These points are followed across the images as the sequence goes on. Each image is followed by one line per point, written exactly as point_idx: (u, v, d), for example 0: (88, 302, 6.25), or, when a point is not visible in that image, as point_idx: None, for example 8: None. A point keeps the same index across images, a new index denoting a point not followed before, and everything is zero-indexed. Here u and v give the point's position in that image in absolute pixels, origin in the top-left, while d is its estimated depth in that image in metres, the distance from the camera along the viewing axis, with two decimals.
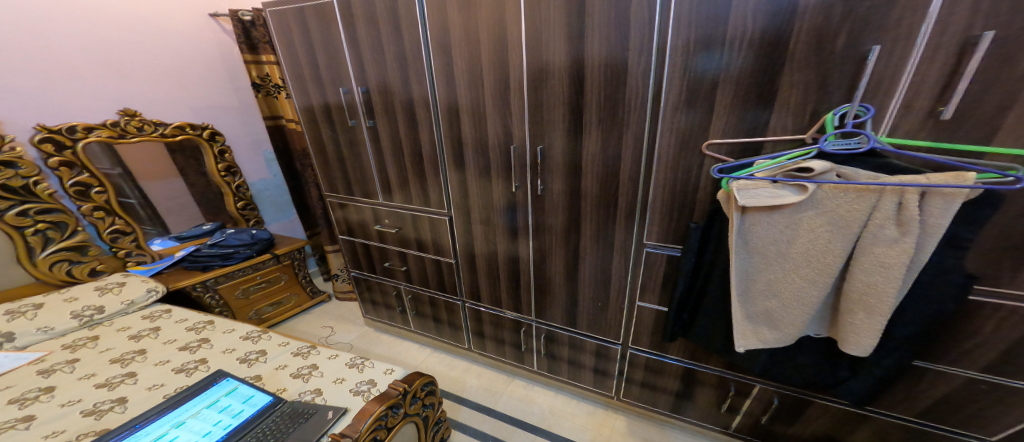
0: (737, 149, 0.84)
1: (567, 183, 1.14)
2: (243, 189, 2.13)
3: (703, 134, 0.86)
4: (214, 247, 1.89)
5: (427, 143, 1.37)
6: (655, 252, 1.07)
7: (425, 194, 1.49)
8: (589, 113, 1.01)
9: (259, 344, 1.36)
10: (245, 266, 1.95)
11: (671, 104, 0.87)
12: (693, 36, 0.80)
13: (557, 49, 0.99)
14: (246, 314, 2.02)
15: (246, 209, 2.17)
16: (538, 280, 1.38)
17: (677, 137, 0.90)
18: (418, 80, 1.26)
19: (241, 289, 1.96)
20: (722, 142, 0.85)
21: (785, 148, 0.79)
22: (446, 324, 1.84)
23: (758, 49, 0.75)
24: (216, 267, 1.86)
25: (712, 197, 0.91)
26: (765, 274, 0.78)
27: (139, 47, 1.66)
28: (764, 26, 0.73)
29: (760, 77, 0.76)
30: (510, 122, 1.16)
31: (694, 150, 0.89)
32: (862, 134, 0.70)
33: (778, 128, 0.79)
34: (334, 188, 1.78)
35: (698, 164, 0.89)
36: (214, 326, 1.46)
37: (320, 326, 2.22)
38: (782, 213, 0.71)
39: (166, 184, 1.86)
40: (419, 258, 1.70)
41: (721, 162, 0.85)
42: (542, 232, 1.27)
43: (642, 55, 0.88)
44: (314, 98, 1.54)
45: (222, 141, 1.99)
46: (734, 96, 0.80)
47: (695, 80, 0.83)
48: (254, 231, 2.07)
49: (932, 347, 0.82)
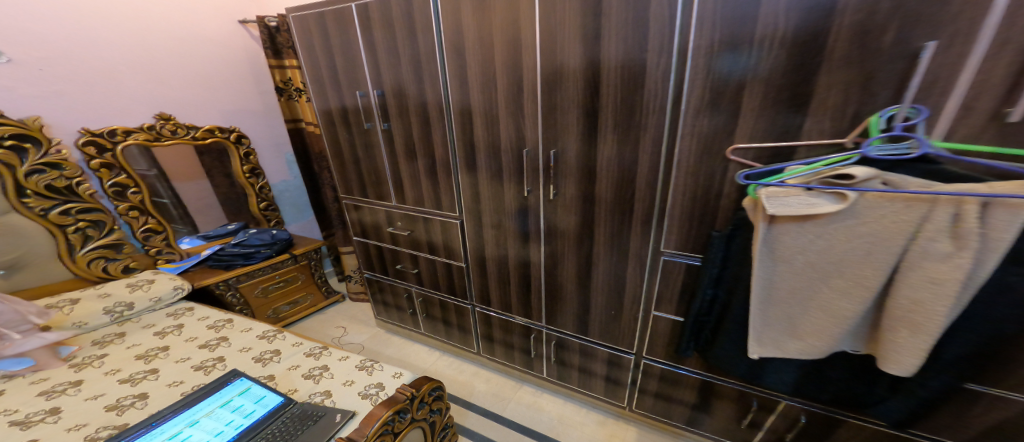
0: (766, 155, 0.77)
1: (580, 187, 1.10)
2: (265, 190, 2.19)
3: (727, 137, 0.80)
4: (236, 246, 1.94)
5: (439, 144, 1.36)
6: (672, 261, 1.01)
7: (437, 196, 1.48)
8: (605, 118, 0.98)
9: (274, 344, 1.37)
10: (265, 266, 1.98)
11: (694, 108, 0.82)
12: (719, 36, 0.74)
13: (573, 52, 0.96)
14: (264, 313, 2.06)
15: (268, 210, 2.22)
16: (549, 287, 1.34)
17: (698, 141, 0.84)
18: (432, 81, 1.25)
19: (260, 288, 2.01)
20: (749, 147, 0.78)
21: (821, 154, 0.72)
22: (456, 327, 1.83)
23: (792, 48, 0.68)
24: (238, 266, 1.91)
25: (734, 203, 0.84)
26: (794, 286, 0.70)
27: (175, 54, 1.73)
28: (799, 21, 0.66)
29: (793, 78, 0.70)
30: (523, 125, 1.13)
31: (716, 154, 0.83)
32: (912, 138, 0.63)
33: (813, 131, 0.71)
34: (349, 190, 1.79)
35: (721, 168, 0.83)
36: (233, 325, 1.48)
37: (334, 326, 2.26)
38: (816, 222, 0.64)
39: (195, 185, 1.91)
40: (430, 261, 1.69)
41: (748, 168, 0.79)
42: (554, 237, 1.23)
43: (663, 57, 0.83)
44: (332, 101, 1.55)
45: (248, 144, 2.05)
46: (764, 99, 0.73)
47: (719, 80, 0.77)
48: (275, 231, 2.11)
49: (987, 370, 0.73)
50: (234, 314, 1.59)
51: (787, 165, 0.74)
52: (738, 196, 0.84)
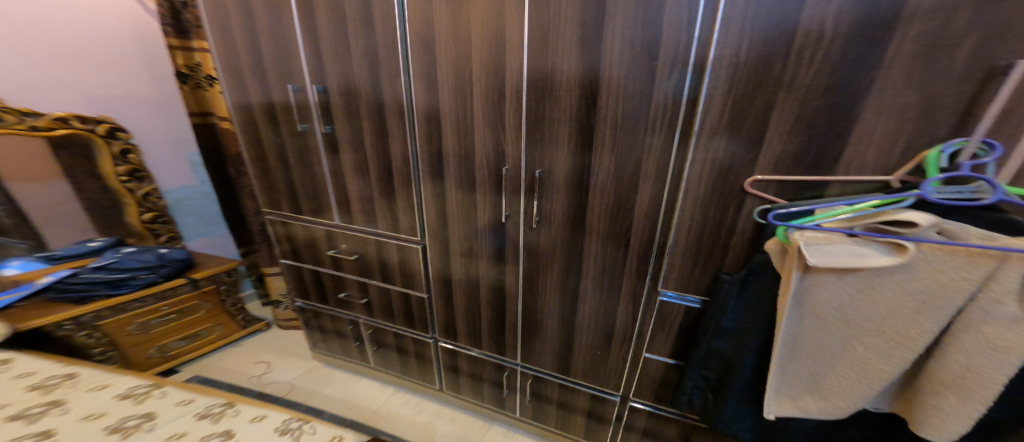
0: (794, 189, 0.70)
1: (572, 204, 0.98)
2: (153, 198, 1.78)
3: (747, 167, 0.72)
4: (97, 272, 1.53)
5: (398, 156, 1.17)
6: (671, 303, 0.93)
7: (395, 217, 1.29)
8: (602, 133, 0.87)
9: (145, 405, 1.01)
10: (142, 296, 1.61)
11: (711, 130, 0.73)
12: (751, 44, 0.65)
13: (568, 59, 0.84)
14: (145, 353, 1.71)
15: (155, 222, 1.81)
16: (527, 319, 1.23)
17: (715, 168, 0.75)
18: (392, 80, 1.07)
19: (135, 324, 1.63)
20: (772, 181, 0.71)
21: (859, 189, 0.66)
22: (414, 357, 1.61)
23: (838, 61, 0.60)
24: (97, 298, 1.52)
25: (749, 242, 0.77)
26: (822, 342, 0.64)
27: (22, 16, 1.33)
28: (848, 32, 0.58)
29: (835, 97, 0.62)
30: (503, 140, 1.00)
31: (732, 186, 0.75)
32: (981, 180, 0.53)
33: (854, 165, 0.65)
34: (274, 204, 1.47)
35: (738, 202, 0.75)
36: (75, 382, 1.08)
37: (253, 362, 1.99)
38: (856, 276, 0.57)
39: (46, 188, 1.51)
40: (382, 289, 1.49)
41: (770, 203, 0.72)
42: (535, 268, 1.12)
43: (675, 67, 0.73)
44: (252, 95, 1.25)
45: (125, 139, 1.65)
46: (797, 122, 0.66)
47: (746, 98, 0.68)
48: (164, 250, 1.73)
49: None
50: (80, 364, 1.18)
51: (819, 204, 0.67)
52: (756, 234, 0.76)
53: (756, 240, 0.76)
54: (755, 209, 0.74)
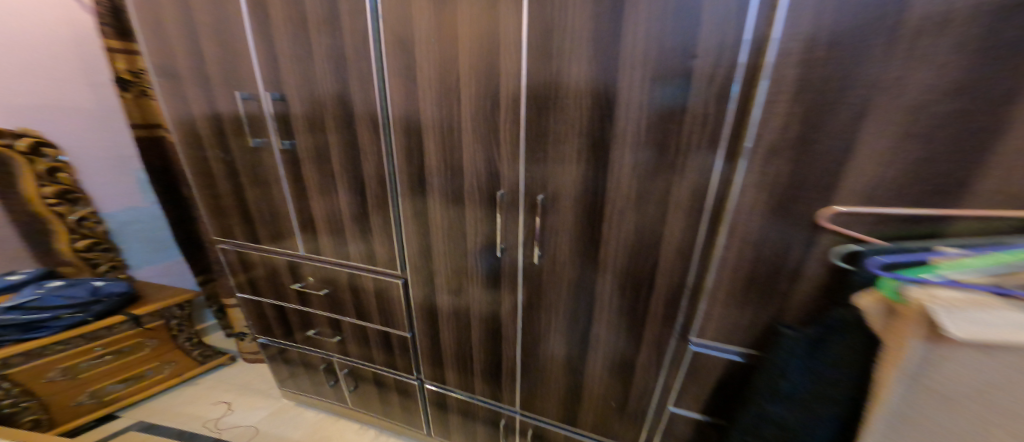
0: (891, 225, 0.54)
1: (583, 235, 0.81)
2: (88, 223, 1.64)
3: (821, 196, 0.57)
4: (12, 312, 1.34)
5: (372, 176, 0.99)
6: (704, 353, 0.77)
7: (370, 247, 1.10)
8: (619, 151, 0.71)
9: None
10: (67, 337, 1.42)
11: (775, 145, 0.57)
12: (840, 32, 0.49)
13: (577, 61, 0.68)
14: (72, 400, 1.50)
15: (92, 250, 1.66)
16: (527, 365, 1.04)
17: (778, 196, 0.59)
18: (363, 86, 0.89)
19: (58, 370, 1.44)
20: (860, 214, 0.55)
21: (994, 227, 0.50)
22: (397, 402, 1.41)
23: (980, 50, 0.45)
24: (8, 343, 1.34)
25: (822, 289, 0.62)
26: (944, 428, 0.47)
27: None
28: (994, 11, 0.43)
29: (966, 100, 0.46)
30: (498, 158, 0.83)
31: (799, 217, 0.59)
32: None
33: (987, 195, 0.49)
34: (227, 233, 1.27)
35: (809, 237, 0.59)
36: None
37: (211, 403, 1.74)
38: (1013, 352, 0.41)
39: None
40: (358, 327, 1.29)
41: (858, 242, 0.57)
42: (537, 308, 0.94)
43: (720, 68, 0.58)
44: (195, 108, 1.06)
45: (53, 156, 1.51)
46: (901, 135, 0.50)
47: (825, 104, 0.53)
48: (99, 283, 1.55)
49: None
50: None
51: (938, 255, 0.50)
52: (838, 282, 0.60)
53: (835, 289, 0.61)
54: (836, 249, 0.58)
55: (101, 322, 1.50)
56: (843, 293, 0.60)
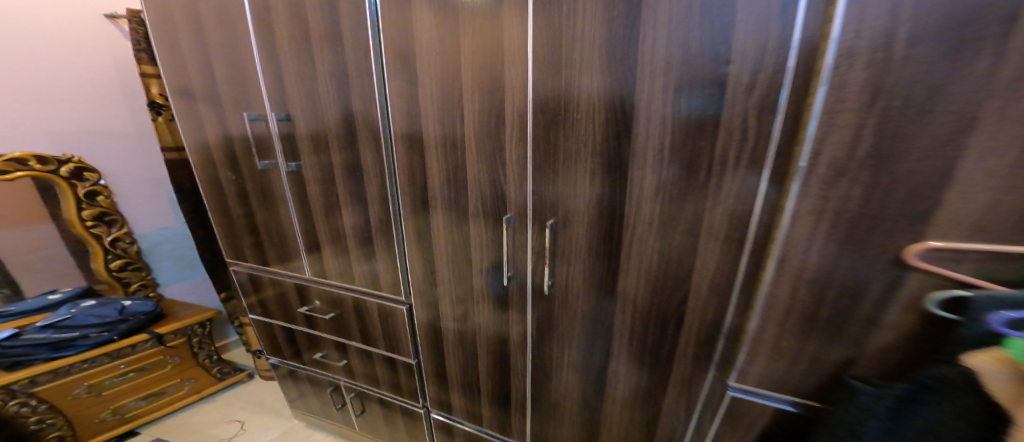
0: (1019, 266, 0.41)
1: (598, 264, 0.72)
2: (123, 243, 1.68)
3: (904, 227, 0.45)
4: (45, 331, 1.40)
5: (375, 197, 0.94)
6: (745, 398, 0.64)
7: (375, 271, 1.05)
8: (637, 171, 0.62)
9: None
10: (94, 355, 1.45)
11: (838, 166, 0.46)
12: (923, 24, 0.39)
13: (589, 73, 0.61)
14: (96, 416, 1.51)
15: (122, 270, 1.69)
16: (538, 402, 0.94)
17: (844, 226, 0.48)
18: (365, 104, 0.85)
19: (84, 386, 1.46)
20: (971, 252, 0.42)
21: None
22: (405, 431, 1.33)
23: None
24: (39, 361, 1.37)
25: (908, 342, 0.48)
26: None
27: None
28: None
29: None
30: (504, 177, 0.76)
31: (873, 253, 0.47)
32: None
33: None
34: (238, 254, 1.26)
35: (891, 276, 0.47)
36: None
37: (226, 420, 1.74)
38: None
39: (25, 232, 1.46)
40: (364, 352, 1.23)
41: (965, 287, 0.43)
42: (549, 342, 0.85)
43: (759, 75, 0.49)
44: (209, 130, 1.07)
45: (93, 179, 1.56)
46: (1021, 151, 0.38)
47: (909, 114, 0.41)
48: (128, 302, 1.60)
49: None
50: None
51: None
52: (934, 334, 0.47)
53: (929, 342, 0.47)
54: (933, 294, 0.45)
55: (126, 340, 1.53)
56: (942, 348, 0.46)
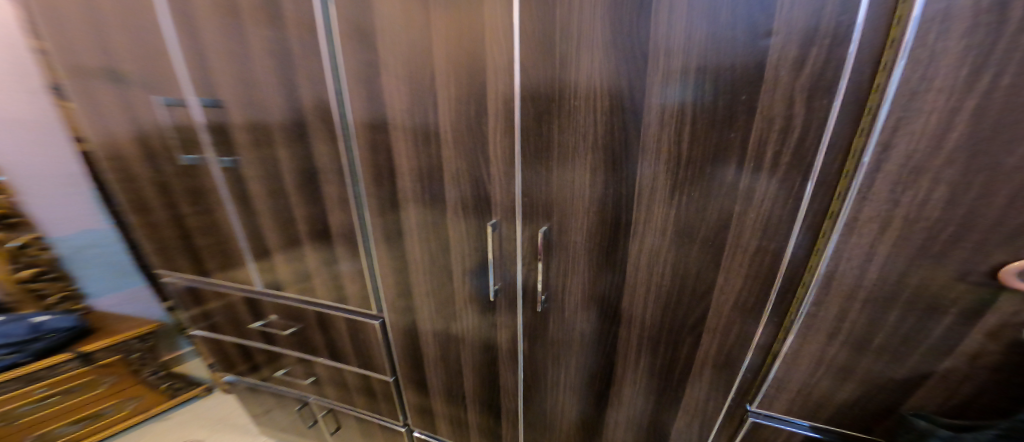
0: None
1: (600, 277, 0.62)
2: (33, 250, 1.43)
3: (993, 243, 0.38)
4: None
5: (336, 199, 0.79)
6: (768, 427, 0.58)
7: (341, 282, 0.91)
8: (648, 171, 0.52)
9: None
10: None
11: (916, 161, 0.39)
12: None
13: (591, 50, 0.50)
14: None
15: (37, 280, 1.44)
16: (532, 421, 0.85)
17: (919, 236, 0.41)
18: (313, 89, 0.69)
19: None
20: None
21: None
22: None
23: None
24: None
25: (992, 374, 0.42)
26: None
27: None
28: None
29: None
30: (488, 177, 0.64)
31: (953, 268, 0.40)
32: None
33: None
34: (172, 265, 1.08)
35: (973, 294, 0.40)
36: None
37: None
38: None
39: None
40: (335, 369, 1.10)
41: None
42: (544, 359, 0.75)
43: (814, 48, 0.40)
44: (116, 121, 0.87)
45: None
46: None
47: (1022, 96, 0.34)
48: (42, 318, 1.37)
49: None
50: None
51: None
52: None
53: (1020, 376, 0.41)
54: None
55: (42, 362, 1.32)
56: None
